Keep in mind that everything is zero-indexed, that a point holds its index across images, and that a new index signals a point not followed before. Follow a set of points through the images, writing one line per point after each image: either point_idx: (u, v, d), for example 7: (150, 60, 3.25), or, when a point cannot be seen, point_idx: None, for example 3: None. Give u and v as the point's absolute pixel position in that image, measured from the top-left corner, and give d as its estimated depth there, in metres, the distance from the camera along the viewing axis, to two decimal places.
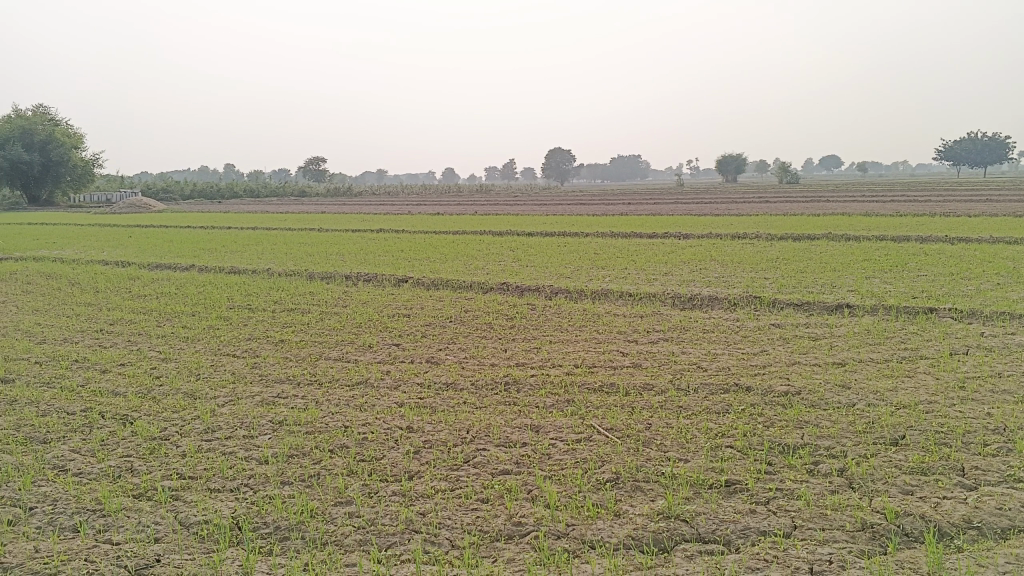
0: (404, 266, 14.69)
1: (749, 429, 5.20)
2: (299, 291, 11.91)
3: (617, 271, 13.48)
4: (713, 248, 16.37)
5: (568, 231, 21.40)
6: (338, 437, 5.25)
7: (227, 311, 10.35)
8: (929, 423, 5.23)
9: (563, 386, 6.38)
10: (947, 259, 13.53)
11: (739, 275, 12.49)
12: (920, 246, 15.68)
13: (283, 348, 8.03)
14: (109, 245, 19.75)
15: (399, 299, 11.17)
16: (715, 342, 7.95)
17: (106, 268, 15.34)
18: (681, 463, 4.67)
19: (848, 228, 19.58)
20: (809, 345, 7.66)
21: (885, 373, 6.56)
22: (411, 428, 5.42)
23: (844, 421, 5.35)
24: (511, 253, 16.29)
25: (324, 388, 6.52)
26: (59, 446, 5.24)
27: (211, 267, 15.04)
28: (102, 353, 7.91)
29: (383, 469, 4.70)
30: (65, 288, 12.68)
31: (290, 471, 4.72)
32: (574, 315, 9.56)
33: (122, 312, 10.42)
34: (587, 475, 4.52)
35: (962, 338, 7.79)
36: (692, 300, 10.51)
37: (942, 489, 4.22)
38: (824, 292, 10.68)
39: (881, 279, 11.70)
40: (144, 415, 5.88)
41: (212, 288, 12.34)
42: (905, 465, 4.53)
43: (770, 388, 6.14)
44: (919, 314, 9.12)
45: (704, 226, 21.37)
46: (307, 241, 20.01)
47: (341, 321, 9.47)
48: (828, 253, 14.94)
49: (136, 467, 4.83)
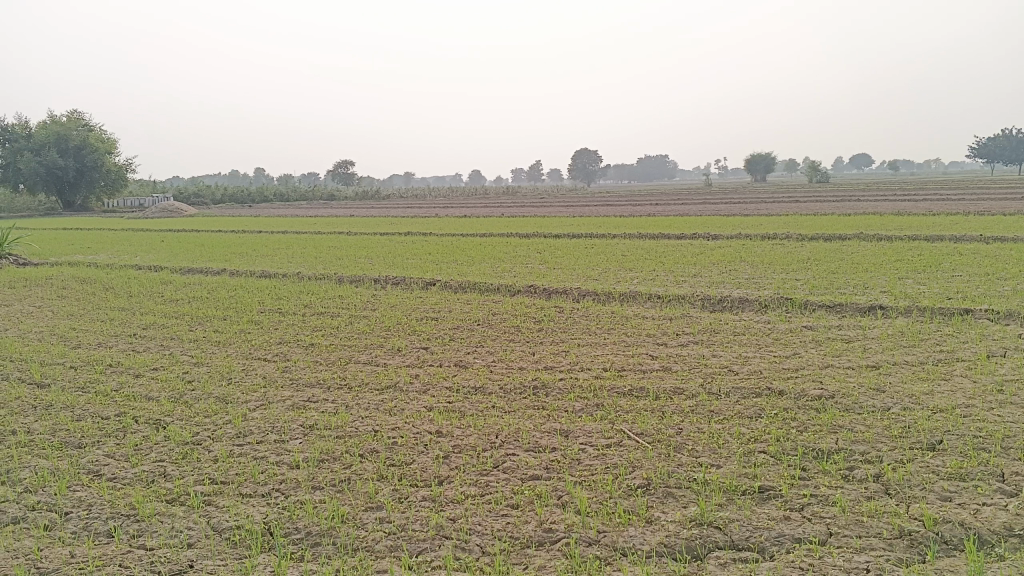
0: (431, 268, 14.73)
1: (782, 434, 5.13)
2: (328, 295, 11.98)
3: (646, 272, 13.41)
4: (743, 249, 16.23)
5: (596, 233, 21.34)
6: (367, 442, 5.26)
7: (257, 315, 10.44)
8: (967, 427, 5.12)
9: (593, 390, 6.35)
10: (983, 258, 13.30)
11: (770, 276, 12.37)
12: (955, 246, 15.43)
13: (313, 352, 8.07)
14: (142, 249, 20.03)
15: (427, 302, 11.20)
16: (746, 345, 7.88)
17: (139, 272, 15.55)
18: (713, 468, 4.61)
19: (881, 228, 19.32)
20: (842, 348, 7.55)
21: (921, 376, 6.45)
22: (441, 433, 5.42)
23: (879, 425, 5.26)
24: (539, 255, 16.27)
25: (354, 392, 6.55)
26: (94, 451, 5.31)
27: (241, 271, 15.18)
28: (135, 357, 8.01)
29: (413, 474, 4.70)
30: (100, 292, 12.86)
31: (321, 476, 4.74)
32: (603, 318, 9.52)
33: (155, 316, 10.55)
34: (618, 481, 4.48)
35: (1000, 340, 7.64)
36: (722, 302, 10.43)
37: (982, 495, 4.13)
38: (856, 293, 10.54)
39: (915, 280, 11.52)
40: (176, 420, 5.94)
41: (243, 292, 12.47)
42: (943, 471, 4.44)
43: (802, 392, 6.06)
44: (954, 315, 8.97)
45: (733, 227, 21.19)
46: (335, 244, 20.14)
47: (370, 325, 9.51)
48: (861, 254, 14.74)
49: (169, 472, 4.87)
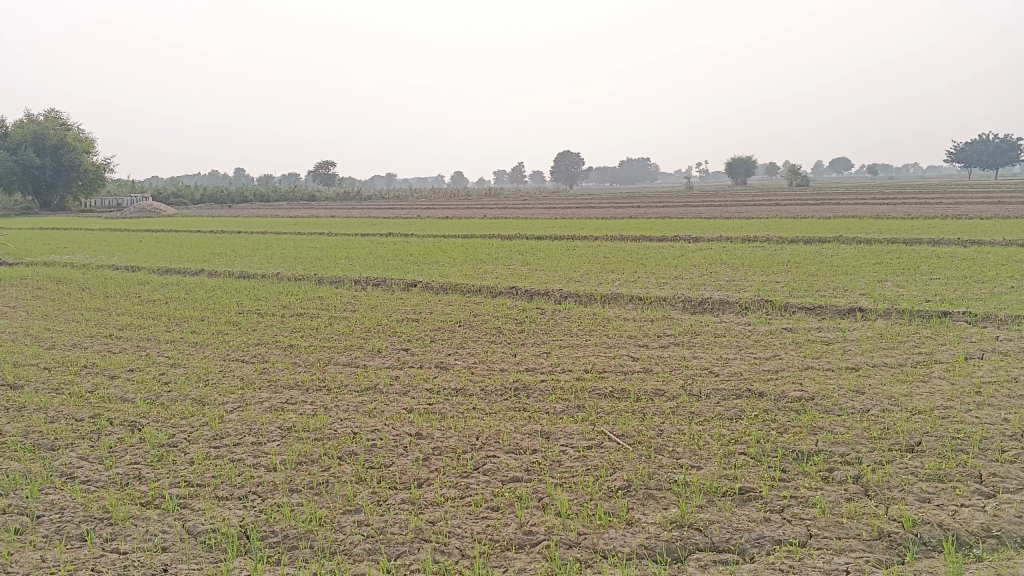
0: (412, 269, 14.67)
1: (762, 435, 5.13)
2: (308, 296, 11.89)
3: (627, 274, 13.42)
4: (723, 251, 16.30)
5: (578, 234, 21.35)
6: (346, 444, 5.21)
7: (236, 316, 10.34)
8: (945, 429, 5.15)
9: (574, 392, 6.32)
10: (960, 261, 13.44)
11: (750, 279, 12.41)
12: (932, 249, 15.57)
13: (292, 353, 8.00)
14: (119, 249, 19.83)
15: (408, 303, 11.14)
16: (726, 346, 7.89)
17: (116, 272, 15.38)
18: (694, 470, 4.60)
19: (860, 231, 19.47)
20: (822, 350, 7.58)
21: (900, 378, 6.47)
22: (420, 435, 5.37)
23: (859, 426, 5.28)
24: (520, 257, 16.26)
25: (333, 394, 6.49)
26: (66, 454, 5.22)
27: (220, 272, 15.05)
28: (110, 358, 7.91)
29: (392, 476, 4.66)
30: (75, 292, 12.70)
31: (299, 479, 4.68)
32: (584, 319, 9.51)
33: (132, 317, 10.42)
34: (598, 483, 4.47)
35: (977, 342, 7.70)
36: (703, 304, 10.45)
37: (960, 496, 4.15)
38: (835, 295, 10.60)
39: (893, 282, 11.61)
40: (152, 421, 5.86)
41: (222, 292, 12.35)
42: (921, 472, 4.46)
43: (783, 394, 6.06)
44: (932, 318, 9.04)
45: (714, 230, 21.28)
46: (316, 245, 20.02)
47: (350, 326, 9.44)
48: (840, 256, 14.84)
49: (143, 475, 4.80)
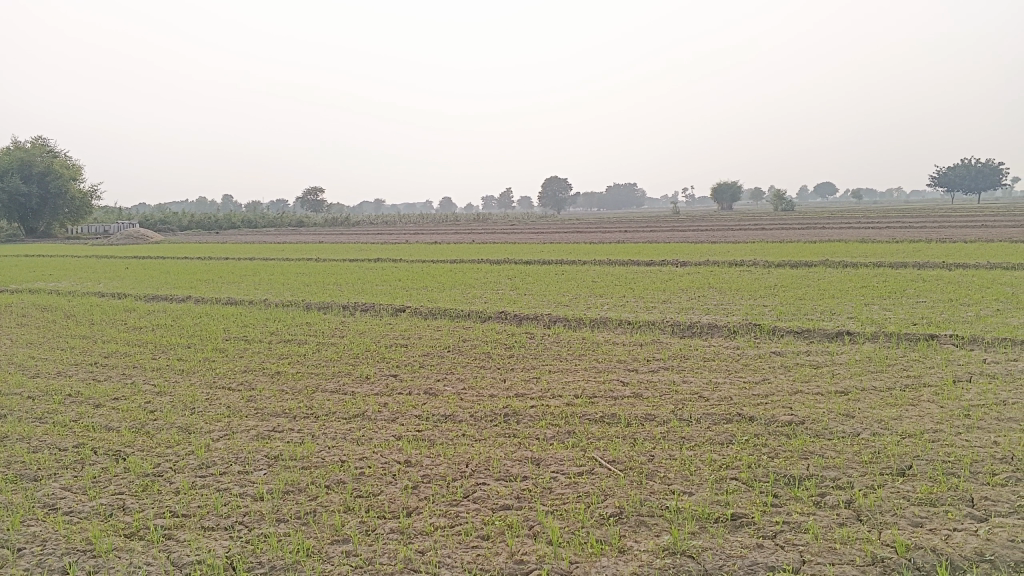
0: (401, 295, 14.64)
1: (753, 460, 5.11)
2: (296, 322, 11.82)
3: (616, 299, 13.42)
4: (711, 275, 16.34)
5: (566, 259, 21.38)
6: (334, 472, 5.15)
7: (223, 343, 10.27)
8: (935, 452, 5.14)
9: (564, 417, 6.29)
10: (946, 285, 13.52)
11: (738, 302, 12.43)
12: (919, 272, 15.67)
13: (279, 381, 7.93)
14: (105, 276, 19.72)
15: (396, 328, 11.09)
16: (715, 371, 7.88)
17: (102, 299, 15.27)
18: (686, 496, 4.57)
19: (846, 255, 19.59)
20: (811, 373, 7.58)
21: (889, 402, 6.47)
22: (409, 462, 5.32)
23: (849, 451, 5.26)
24: (509, 281, 16.26)
25: (321, 421, 6.43)
26: (49, 484, 5.13)
27: (207, 298, 14.97)
28: (95, 387, 7.81)
29: (381, 505, 4.61)
30: (60, 320, 12.60)
31: (286, 508, 4.62)
32: (574, 344, 9.48)
33: (117, 344, 10.33)
34: (590, 510, 4.43)
35: (965, 365, 7.72)
36: (692, 328, 10.45)
37: (953, 520, 4.13)
38: (823, 319, 10.63)
39: (880, 306, 11.66)
40: (137, 451, 5.78)
41: (209, 319, 12.27)
42: (913, 496, 4.44)
43: (773, 418, 6.05)
44: (920, 341, 9.06)
45: (701, 254, 21.34)
46: (303, 271, 19.97)
47: (338, 352, 9.38)
48: (827, 280, 14.91)
49: (128, 505, 4.72)
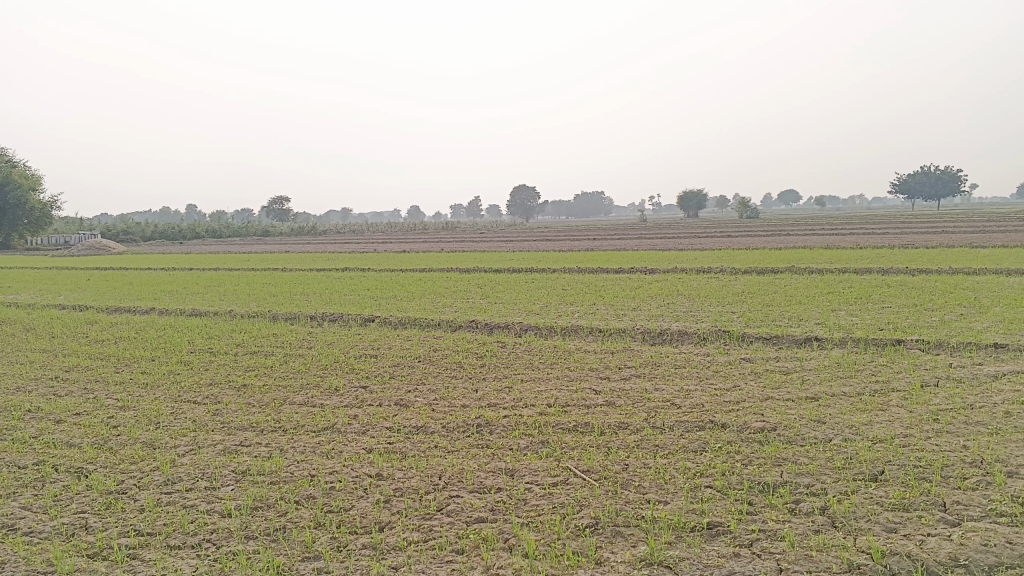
0: (370, 304, 14.52)
1: (727, 467, 5.10)
2: (263, 333, 11.66)
3: (586, 306, 13.43)
4: (680, 282, 16.42)
5: (536, 267, 21.37)
6: (304, 487, 5.05)
7: (188, 355, 10.09)
8: (907, 457, 5.18)
9: (537, 427, 6.24)
10: (910, 290, 13.72)
11: (707, 309, 12.50)
12: (883, 278, 15.90)
13: (246, 394, 7.78)
14: (66, 288, 19.32)
15: (366, 338, 10.97)
16: (687, 378, 7.89)
17: (63, 312, 14.97)
18: (661, 505, 4.54)
19: (812, 261, 19.81)
20: (781, 380, 7.62)
21: (859, 407, 6.52)
22: (381, 475, 5.24)
23: (822, 457, 5.28)
24: (479, 290, 16.20)
25: (289, 435, 6.31)
26: (7, 504, 4.97)
27: (171, 310, 14.72)
28: (55, 402, 7.60)
29: (352, 520, 4.52)
30: (19, 333, 12.30)
31: (255, 525, 4.51)
32: (545, 352, 9.44)
33: (79, 358, 10.10)
34: (565, 521, 4.38)
35: (932, 369, 7.82)
36: (662, 335, 10.47)
37: (926, 526, 4.15)
38: (791, 325, 10.71)
39: (846, 311, 11.80)
40: (100, 467, 5.63)
41: (173, 331, 12.06)
42: (886, 501, 4.46)
43: (745, 425, 6.06)
44: (887, 346, 9.16)
45: (670, 261, 21.45)
46: (270, 281, 19.71)
47: (306, 363, 9.26)
48: (793, 286, 15.05)
49: (90, 525, 4.58)
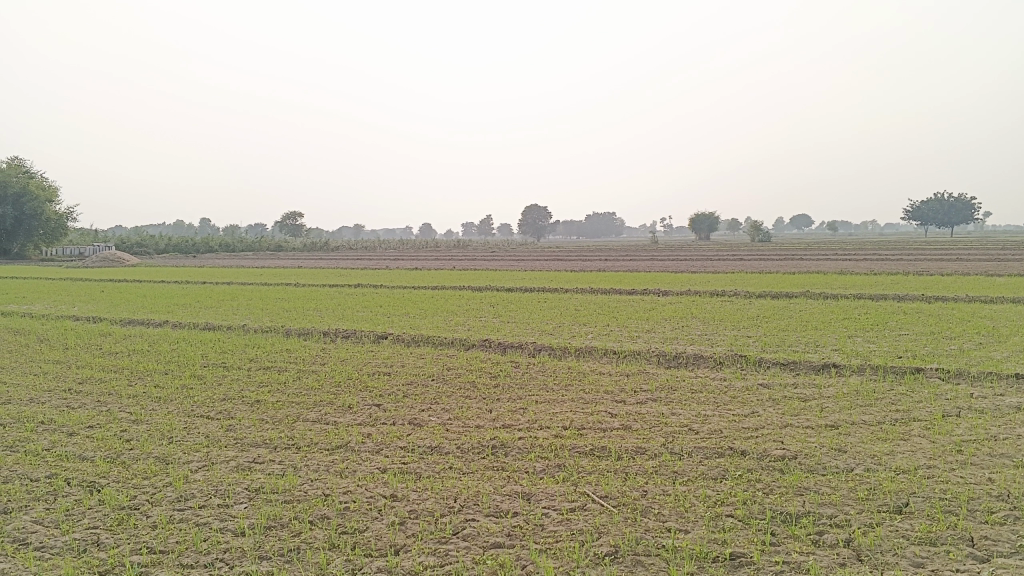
0: (382, 321, 14.50)
1: (748, 496, 5.01)
2: (276, 348, 11.62)
3: (600, 327, 13.36)
4: (693, 305, 16.33)
5: (548, 287, 21.30)
6: (318, 507, 4.99)
7: (201, 369, 10.07)
8: (931, 489, 5.08)
9: (553, 450, 6.16)
10: (926, 317, 13.61)
11: (721, 333, 12.37)
12: (898, 304, 15.81)
13: (259, 410, 7.73)
14: (80, 300, 19.39)
15: (379, 356, 10.92)
16: (704, 403, 7.80)
17: (77, 323, 15.00)
18: (682, 534, 4.46)
19: (825, 286, 19.70)
20: (800, 406, 7.51)
21: (880, 437, 6.40)
22: (396, 497, 5.17)
23: (844, 487, 5.18)
24: (492, 309, 16.16)
25: (303, 453, 6.25)
26: (20, 517, 4.92)
27: (184, 323, 14.75)
28: (69, 415, 7.57)
29: (367, 542, 4.46)
30: (33, 344, 12.33)
31: (268, 545, 4.45)
32: (560, 373, 9.37)
33: (92, 370, 10.09)
34: (585, 549, 4.31)
35: (953, 399, 7.69)
36: (678, 358, 10.37)
37: (954, 562, 4.05)
38: (808, 350, 10.61)
39: (863, 337, 11.68)
40: (112, 482, 5.58)
41: (187, 344, 12.04)
42: (912, 535, 4.36)
43: (765, 452, 5.96)
44: (906, 374, 9.04)
45: (682, 283, 21.39)
46: (282, 296, 19.73)
47: (319, 380, 9.21)
48: (808, 311, 14.96)
49: (103, 541, 4.54)
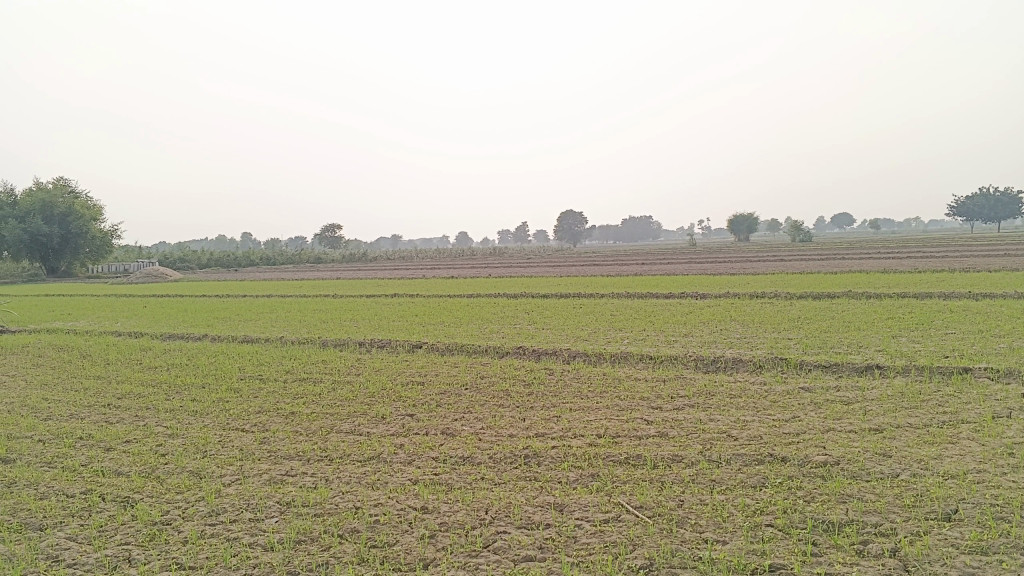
0: (418, 330, 14.46)
1: (789, 504, 4.84)
2: (312, 360, 11.64)
3: (636, 332, 13.18)
4: (732, 308, 16.06)
5: (584, 292, 21.15)
6: (348, 520, 4.93)
7: (238, 382, 10.12)
8: (982, 495, 4.86)
9: (587, 459, 6.05)
10: (974, 315, 13.22)
11: (761, 336, 12.14)
12: (944, 302, 15.39)
13: (294, 422, 7.72)
14: (123, 315, 19.70)
15: (413, 365, 10.88)
16: (743, 408, 7.60)
17: (119, 339, 15.23)
18: (719, 545, 4.32)
19: (868, 285, 19.29)
20: (843, 411, 7.28)
21: (927, 441, 6.17)
22: (427, 509, 5.10)
23: (889, 494, 4.99)
24: (527, 316, 16.06)
25: (335, 465, 6.22)
26: (54, 534, 4.95)
27: (223, 336, 14.86)
28: (106, 430, 7.63)
29: (396, 556, 4.39)
30: (76, 360, 12.53)
31: (297, 560, 4.41)
32: (595, 380, 9.24)
33: (132, 385, 10.20)
34: (618, 562, 4.19)
35: (1003, 400, 7.41)
36: (716, 363, 10.17)
37: (1008, 571, 3.86)
38: (851, 352, 10.34)
39: (908, 338, 11.36)
40: (146, 497, 5.60)
41: (225, 358, 12.13)
42: (962, 543, 4.17)
43: (806, 458, 5.78)
44: (953, 375, 8.75)
45: (720, 286, 21.11)
46: (321, 307, 19.81)
47: (354, 391, 9.19)
48: (851, 311, 14.63)
49: (134, 557, 4.53)
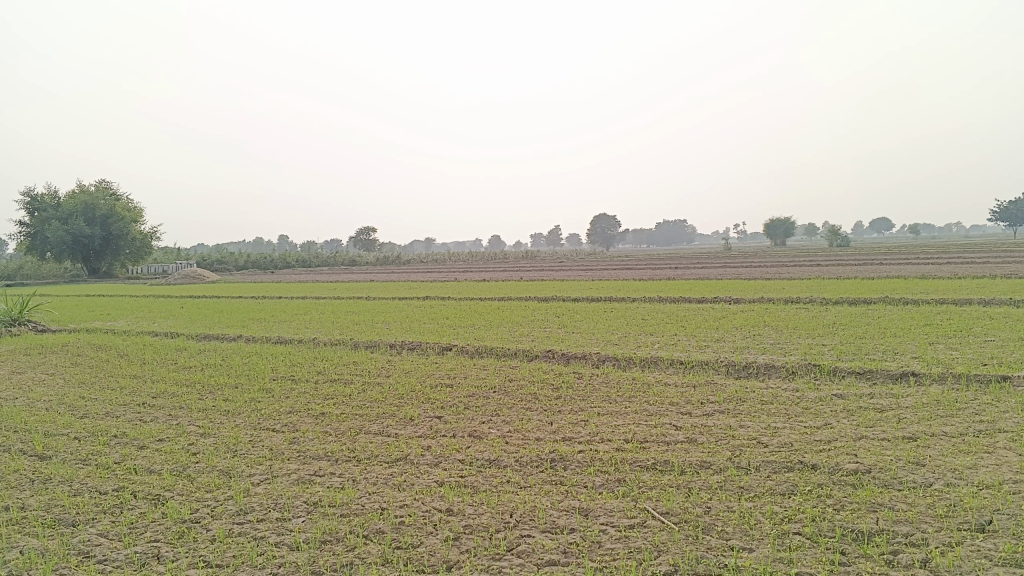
0: (448, 333, 14.51)
1: (818, 513, 4.78)
2: (343, 361, 11.73)
3: (668, 337, 13.09)
4: (766, 313, 15.90)
5: (617, 296, 21.06)
6: (374, 521, 4.96)
7: (270, 382, 10.24)
8: (1017, 506, 4.75)
9: (614, 464, 6.01)
10: (1015, 323, 12.93)
11: (795, 342, 11.98)
12: (984, 309, 15.08)
13: (323, 423, 7.79)
14: (161, 316, 20.03)
15: (443, 368, 10.91)
16: (774, 415, 7.51)
17: (155, 338, 15.48)
18: (745, 553, 4.28)
19: (906, 291, 18.97)
20: (876, 418, 7.15)
21: (962, 450, 6.04)
22: (452, 511, 5.11)
23: (922, 503, 4.89)
24: (558, 319, 16.03)
25: (363, 465, 6.26)
26: (86, 530, 5.04)
27: (257, 337, 15.05)
28: (140, 428, 7.77)
29: (420, 558, 4.40)
30: (114, 359, 12.76)
31: (322, 559, 4.44)
32: (623, 385, 9.19)
33: (166, 384, 10.36)
34: (642, 568, 4.17)
35: None
36: (747, 369, 10.07)
37: None
38: (886, 359, 10.17)
39: (945, 345, 11.15)
40: (176, 495, 5.68)
41: (257, 358, 12.28)
42: (995, 555, 4.08)
43: (837, 466, 5.69)
44: (991, 383, 8.56)
45: (754, 291, 20.91)
46: (354, 309, 19.97)
47: (383, 393, 9.24)
48: (887, 318, 14.41)
49: (163, 554, 4.60)
